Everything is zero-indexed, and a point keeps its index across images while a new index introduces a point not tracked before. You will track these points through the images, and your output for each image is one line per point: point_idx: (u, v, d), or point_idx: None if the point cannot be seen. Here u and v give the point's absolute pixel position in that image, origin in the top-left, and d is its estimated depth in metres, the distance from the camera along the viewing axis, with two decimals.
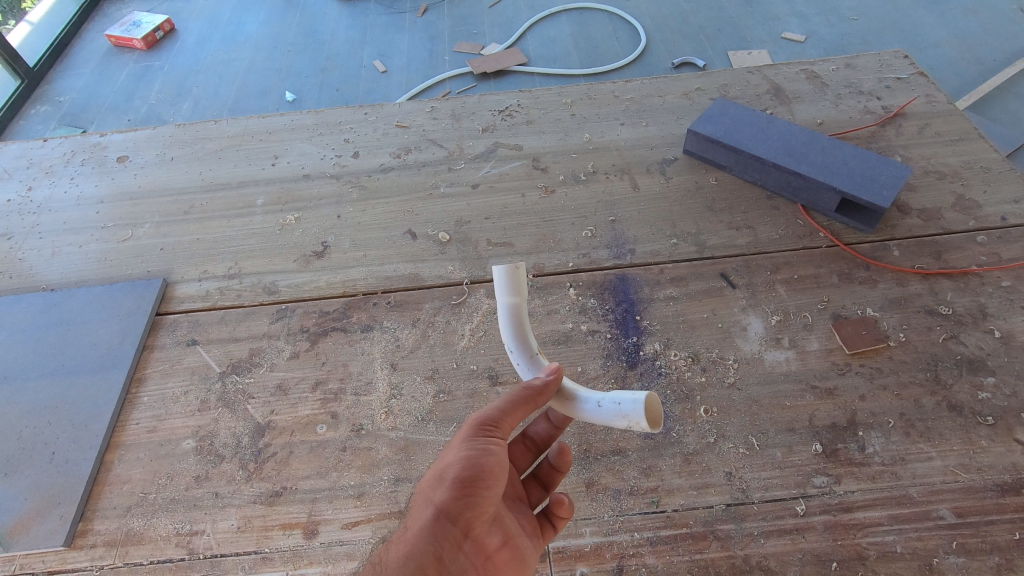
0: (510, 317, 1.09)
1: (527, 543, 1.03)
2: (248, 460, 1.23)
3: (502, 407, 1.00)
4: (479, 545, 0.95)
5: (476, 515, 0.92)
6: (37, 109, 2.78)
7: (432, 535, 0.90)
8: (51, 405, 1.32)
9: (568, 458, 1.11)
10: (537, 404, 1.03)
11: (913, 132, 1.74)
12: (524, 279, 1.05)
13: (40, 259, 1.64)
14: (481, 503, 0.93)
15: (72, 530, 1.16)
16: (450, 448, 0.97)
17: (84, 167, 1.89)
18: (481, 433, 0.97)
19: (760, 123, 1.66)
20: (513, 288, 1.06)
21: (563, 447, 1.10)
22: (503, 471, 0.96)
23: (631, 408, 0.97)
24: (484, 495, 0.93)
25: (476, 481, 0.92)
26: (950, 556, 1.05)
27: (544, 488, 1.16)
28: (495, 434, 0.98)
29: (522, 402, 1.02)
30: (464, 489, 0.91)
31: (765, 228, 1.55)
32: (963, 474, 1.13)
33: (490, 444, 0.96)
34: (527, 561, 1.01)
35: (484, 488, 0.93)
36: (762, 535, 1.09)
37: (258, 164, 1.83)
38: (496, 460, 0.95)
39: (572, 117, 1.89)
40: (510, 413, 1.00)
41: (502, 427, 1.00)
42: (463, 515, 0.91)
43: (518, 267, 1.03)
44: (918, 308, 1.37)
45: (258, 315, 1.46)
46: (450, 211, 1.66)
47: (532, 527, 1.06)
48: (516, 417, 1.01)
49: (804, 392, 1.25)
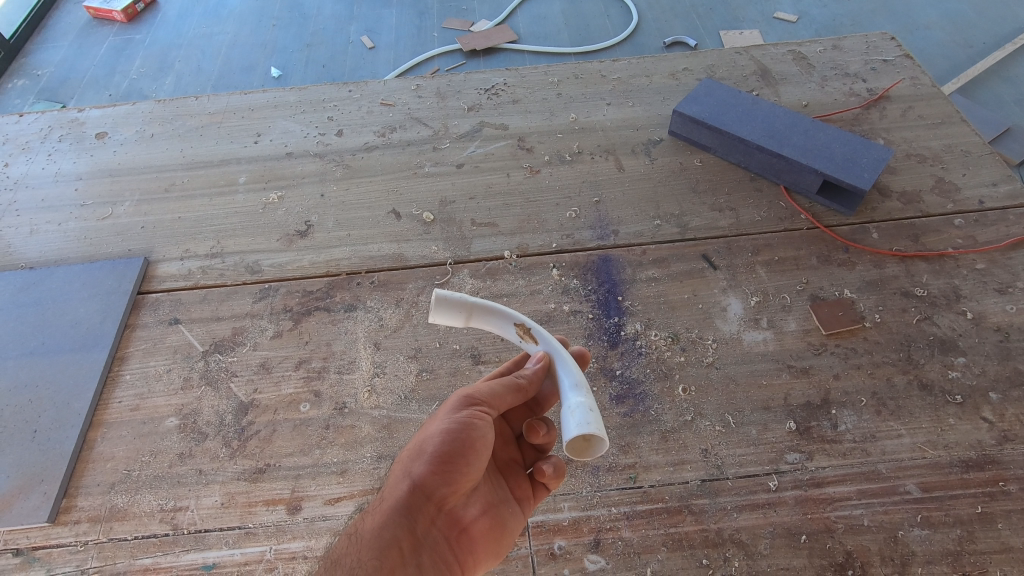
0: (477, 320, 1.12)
1: (511, 511, 1.05)
2: (231, 438, 1.24)
3: (490, 389, 1.01)
4: (454, 517, 0.99)
5: (452, 491, 0.96)
6: (13, 83, 2.71)
7: (407, 508, 0.94)
8: (31, 384, 1.32)
9: (541, 433, 1.07)
10: (525, 390, 1.05)
11: (896, 116, 1.75)
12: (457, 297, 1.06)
13: (18, 237, 1.62)
14: (459, 478, 0.96)
15: (55, 507, 1.17)
16: (434, 421, 1.00)
17: (62, 143, 1.86)
18: (466, 409, 0.99)
19: (745, 105, 1.66)
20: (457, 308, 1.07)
21: (533, 426, 1.07)
22: (485, 449, 0.98)
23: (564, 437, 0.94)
24: (461, 471, 0.96)
25: (456, 458, 0.95)
26: (914, 529, 1.08)
27: (539, 449, 1.16)
28: (480, 413, 0.99)
29: (511, 389, 1.04)
30: (443, 465, 0.95)
31: (747, 210, 1.56)
32: (930, 450, 1.16)
33: (474, 422, 0.97)
34: (509, 530, 1.03)
35: (463, 466, 0.96)
36: (734, 509, 1.12)
37: (240, 142, 1.81)
38: (478, 438, 0.96)
39: (558, 97, 1.88)
40: (497, 396, 1.01)
41: (488, 407, 1.00)
42: (440, 490, 0.95)
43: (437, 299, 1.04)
44: (894, 290, 1.39)
45: (240, 295, 1.46)
46: (434, 191, 1.65)
47: (522, 490, 1.08)
48: (504, 400, 1.02)
49: (780, 371, 1.28)
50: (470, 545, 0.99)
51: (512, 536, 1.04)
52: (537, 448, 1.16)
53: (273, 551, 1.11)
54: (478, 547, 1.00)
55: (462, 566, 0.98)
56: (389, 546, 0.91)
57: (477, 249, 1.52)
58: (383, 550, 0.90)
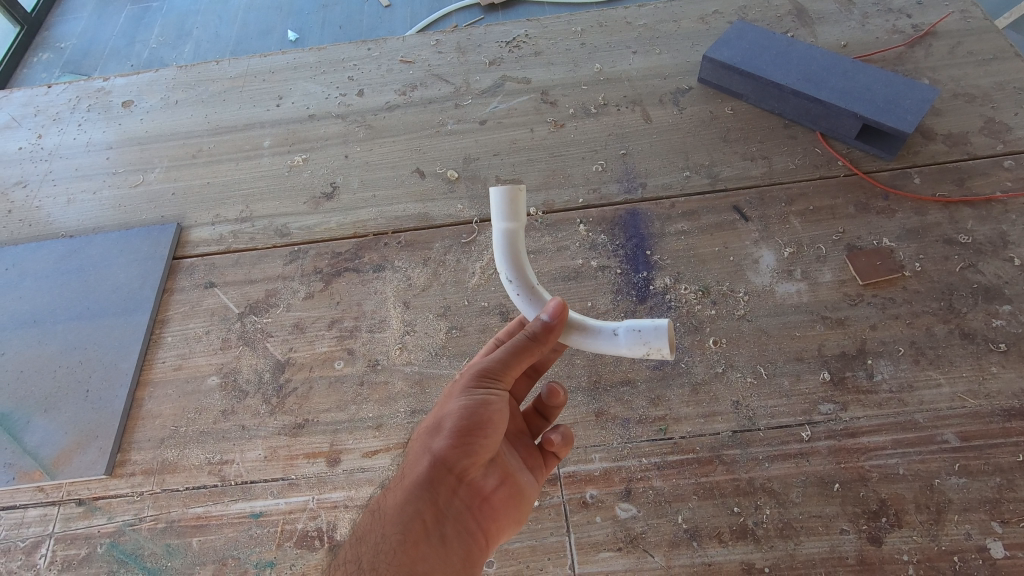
0: (505, 243, 1.04)
1: (527, 479, 1.06)
2: (270, 395, 1.28)
3: (501, 358, 0.96)
4: (474, 488, 0.97)
5: (471, 462, 0.95)
6: (38, 56, 2.74)
7: (429, 483, 0.92)
8: (80, 346, 1.37)
9: (560, 396, 1.09)
10: (538, 352, 0.97)
11: (943, 53, 1.65)
12: (526, 204, 0.99)
13: (56, 207, 1.67)
14: (477, 450, 0.94)
15: (111, 461, 1.23)
16: (450, 396, 0.97)
17: (90, 113, 1.88)
18: (480, 383, 0.96)
19: (779, 47, 1.58)
20: (509, 216, 1.00)
21: (554, 389, 1.08)
22: (501, 420, 0.96)
23: (651, 333, 0.94)
24: (480, 443, 0.94)
25: (475, 430, 0.93)
26: (951, 477, 1.07)
27: (544, 417, 1.17)
28: (495, 385, 0.96)
29: (521, 351, 0.96)
30: (461, 438, 0.93)
31: (781, 158, 1.51)
32: (970, 400, 1.14)
33: (489, 396, 0.95)
34: (526, 497, 1.04)
35: (481, 437, 0.94)
36: (766, 459, 1.12)
37: (263, 106, 1.80)
38: (494, 410, 0.95)
39: (581, 47, 1.81)
40: (509, 363, 0.96)
41: (502, 378, 0.96)
42: (460, 463, 0.93)
43: (518, 190, 0.97)
44: (936, 237, 1.34)
45: (272, 257, 1.48)
46: (458, 148, 1.63)
47: (534, 460, 1.10)
48: (516, 367, 0.97)
49: (814, 323, 1.26)
50: (491, 515, 0.99)
51: (528, 500, 1.05)
52: (543, 417, 1.17)
53: (315, 500, 1.16)
54: (498, 515, 1.00)
55: (485, 533, 0.98)
56: (411, 520, 0.90)
57: None
58: (405, 524, 0.89)
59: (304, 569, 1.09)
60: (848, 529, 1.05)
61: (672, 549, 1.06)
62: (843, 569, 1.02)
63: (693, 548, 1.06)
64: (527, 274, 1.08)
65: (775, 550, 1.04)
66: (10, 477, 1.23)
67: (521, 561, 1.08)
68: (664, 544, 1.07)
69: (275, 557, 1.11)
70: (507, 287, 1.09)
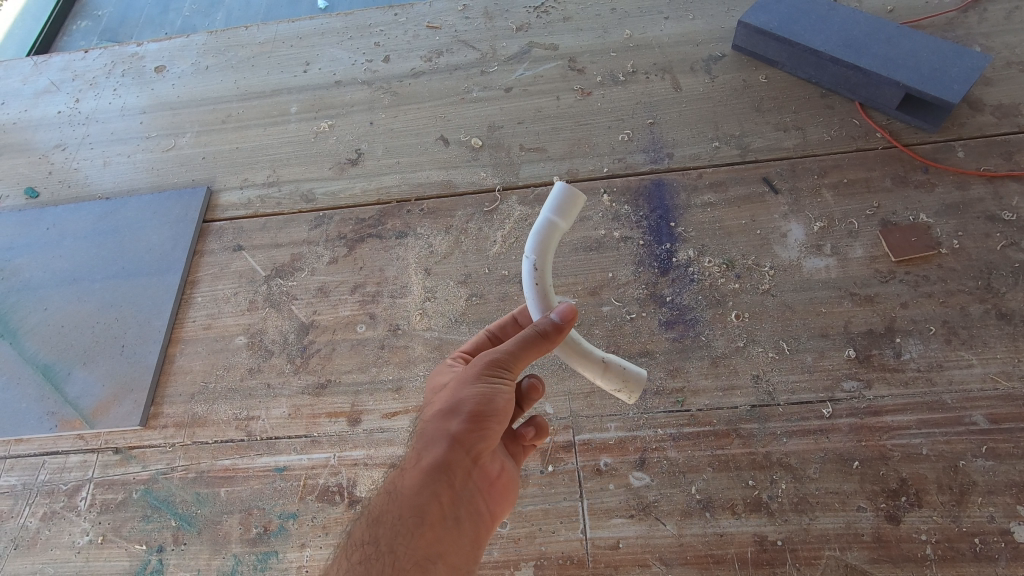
0: (542, 235, 0.98)
1: (514, 467, 1.01)
2: (295, 355, 1.32)
3: (513, 350, 0.94)
4: (485, 473, 0.94)
5: (486, 447, 0.92)
6: (77, 25, 2.79)
7: (445, 467, 0.88)
8: (116, 304, 1.43)
9: (539, 392, 1.04)
10: (545, 350, 0.94)
11: (999, 18, 1.55)
12: (578, 209, 0.97)
13: (93, 169, 1.72)
14: (491, 436, 0.92)
15: (145, 413, 1.29)
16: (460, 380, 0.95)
17: (124, 78, 1.91)
18: (492, 373, 0.93)
19: (820, 12, 1.52)
20: (563, 209, 0.96)
21: (535, 384, 1.03)
22: (511, 409, 0.94)
23: (632, 374, 0.98)
24: (494, 429, 0.92)
25: (490, 416, 0.91)
26: (978, 460, 1.04)
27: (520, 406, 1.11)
28: (507, 375, 0.94)
29: (530, 345, 0.93)
30: (477, 423, 0.90)
31: (816, 129, 1.45)
32: (1004, 381, 1.10)
33: (501, 385, 0.93)
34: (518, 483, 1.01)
35: (495, 424, 0.92)
36: (784, 434, 1.11)
37: (290, 71, 1.81)
38: (507, 399, 0.93)
39: (612, 13, 1.76)
40: (521, 357, 0.94)
41: (514, 370, 0.94)
42: (475, 447, 0.91)
43: (580, 194, 0.96)
44: (977, 213, 1.28)
45: (297, 222, 1.51)
46: (482, 116, 1.62)
47: (515, 447, 1.06)
48: (526, 360, 0.94)
49: (841, 299, 1.22)
50: (497, 499, 0.96)
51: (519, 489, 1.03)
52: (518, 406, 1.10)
53: (337, 457, 1.19)
54: (503, 499, 0.97)
55: (493, 517, 0.95)
56: (428, 502, 0.87)
57: (526, 175, 1.49)
58: (422, 506, 0.86)
59: (325, 522, 1.13)
60: (866, 506, 1.03)
61: (684, 518, 1.07)
62: (859, 546, 1.01)
63: (706, 518, 1.06)
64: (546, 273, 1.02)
65: (790, 524, 1.04)
66: (52, 425, 1.30)
67: (533, 524, 1.10)
68: (676, 513, 1.07)
69: (297, 509, 1.16)
70: (523, 274, 1.02)
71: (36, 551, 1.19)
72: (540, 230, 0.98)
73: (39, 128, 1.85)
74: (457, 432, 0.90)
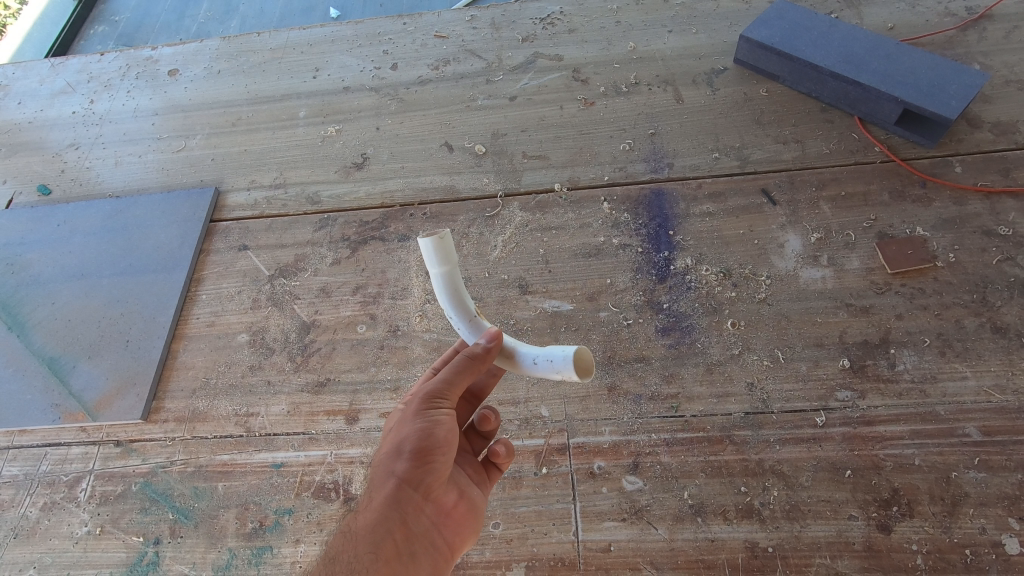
0: (445, 288, 1.01)
1: (477, 493, 1.04)
2: (296, 353, 1.34)
3: (447, 377, 0.97)
4: (439, 503, 0.96)
5: (436, 479, 0.94)
6: (94, 29, 2.85)
7: (397, 503, 0.91)
8: (123, 299, 1.46)
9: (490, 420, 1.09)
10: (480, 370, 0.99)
11: (998, 37, 1.57)
12: (453, 245, 0.95)
13: (105, 168, 1.76)
14: (439, 469, 0.94)
15: (147, 407, 1.31)
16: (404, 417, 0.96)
17: (138, 81, 1.96)
18: (433, 403, 0.96)
19: (821, 28, 1.54)
20: (440, 259, 0.96)
21: (486, 415, 1.09)
22: (453, 438, 0.96)
23: (561, 363, 0.93)
24: (440, 462, 0.94)
25: (435, 451, 0.93)
26: (970, 471, 1.05)
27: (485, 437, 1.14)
28: (443, 402, 0.96)
29: (464, 368, 0.98)
30: (421, 460, 0.92)
31: (815, 142, 1.47)
32: (997, 394, 1.11)
33: (440, 415, 0.95)
34: (478, 511, 1.02)
35: (440, 455, 0.93)
36: (777, 442, 1.11)
37: (300, 77, 1.85)
38: (446, 428, 0.94)
39: (616, 25, 1.79)
40: (455, 382, 0.97)
41: (451, 397, 0.97)
42: (424, 482, 0.93)
43: (440, 236, 0.94)
44: (974, 228, 1.29)
45: (302, 224, 1.53)
46: (486, 124, 1.65)
47: (478, 475, 1.08)
48: (462, 384, 0.98)
49: (837, 310, 1.23)
50: (456, 530, 0.98)
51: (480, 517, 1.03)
52: (484, 436, 1.14)
53: (333, 454, 1.21)
54: (462, 529, 0.99)
55: (451, 548, 0.96)
56: (383, 538, 0.89)
57: (528, 182, 1.52)
58: (378, 542, 0.88)
59: (320, 519, 1.14)
60: (857, 515, 1.04)
61: (676, 523, 1.07)
62: (849, 554, 1.01)
63: (697, 524, 1.07)
64: (467, 303, 1.04)
65: (780, 531, 1.04)
66: (56, 417, 1.32)
67: (526, 525, 1.11)
68: (668, 517, 1.08)
69: (293, 505, 1.17)
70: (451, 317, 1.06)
71: (35, 540, 1.20)
72: (438, 282, 1.00)
73: (54, 128, 1.89)
74: (395, 467, 0.93)
